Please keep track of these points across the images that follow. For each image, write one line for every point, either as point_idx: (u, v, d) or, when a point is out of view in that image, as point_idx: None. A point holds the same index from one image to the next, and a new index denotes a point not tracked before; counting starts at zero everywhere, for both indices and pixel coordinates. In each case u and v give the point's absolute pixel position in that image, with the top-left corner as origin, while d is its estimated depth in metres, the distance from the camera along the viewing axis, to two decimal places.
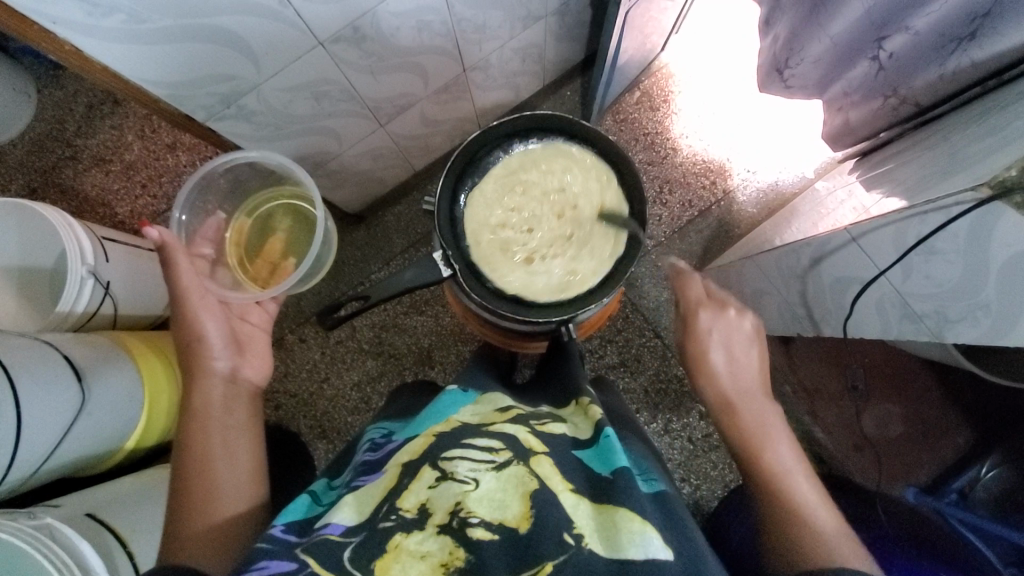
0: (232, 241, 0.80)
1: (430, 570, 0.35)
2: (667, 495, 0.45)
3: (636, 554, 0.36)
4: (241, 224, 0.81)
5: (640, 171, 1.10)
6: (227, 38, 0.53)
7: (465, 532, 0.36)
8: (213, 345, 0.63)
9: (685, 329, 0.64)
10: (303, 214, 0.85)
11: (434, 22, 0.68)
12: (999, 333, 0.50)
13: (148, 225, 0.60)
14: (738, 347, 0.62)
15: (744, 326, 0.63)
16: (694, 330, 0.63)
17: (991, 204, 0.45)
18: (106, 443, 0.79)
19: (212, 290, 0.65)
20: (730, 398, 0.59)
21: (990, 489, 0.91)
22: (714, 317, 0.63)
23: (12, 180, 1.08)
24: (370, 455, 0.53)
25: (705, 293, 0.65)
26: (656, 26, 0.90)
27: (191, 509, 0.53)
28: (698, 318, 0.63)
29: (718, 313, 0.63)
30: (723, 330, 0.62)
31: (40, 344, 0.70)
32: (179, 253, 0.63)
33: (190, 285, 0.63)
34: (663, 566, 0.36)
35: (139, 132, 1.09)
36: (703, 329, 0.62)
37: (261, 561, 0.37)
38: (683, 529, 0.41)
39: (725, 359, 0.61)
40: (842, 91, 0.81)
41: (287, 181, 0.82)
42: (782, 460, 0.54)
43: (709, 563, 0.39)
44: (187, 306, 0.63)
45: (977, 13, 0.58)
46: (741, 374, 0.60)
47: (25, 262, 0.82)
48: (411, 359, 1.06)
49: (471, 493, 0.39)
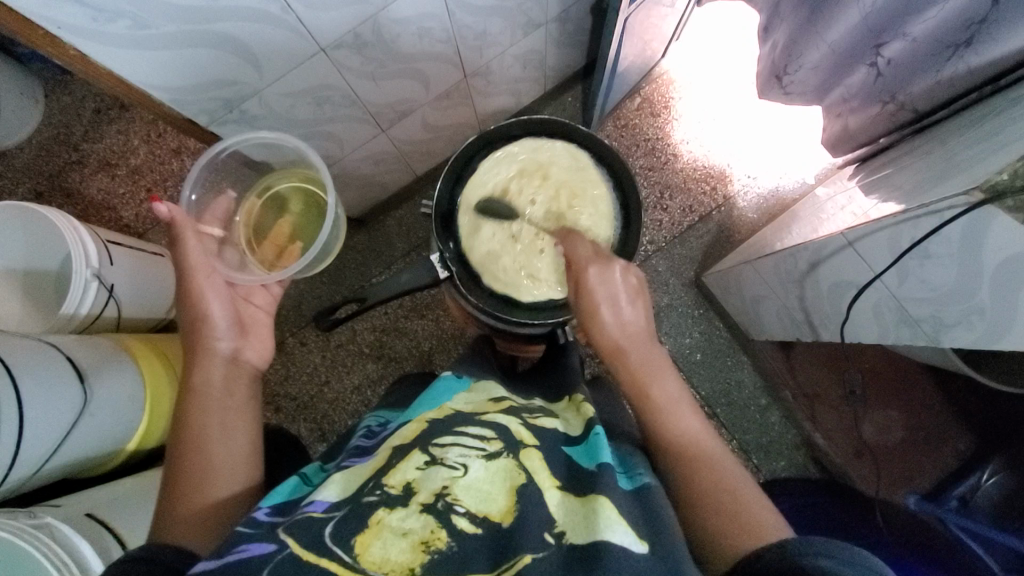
0: (241, 223, 0.78)
1: (410, 547, 0.35)
2: (649, 489, 0.45)
3: (611, 537, 0.37)
4: (252, 206, 0.79)
5: (640, 176, 1.10)
6: (230, 44, 0.54)
7: (450, 518, 0.37)
8: (216, 325, 0.64)
9: (576, 287, 0.61)
10: (315, 197, 0.81)
11: (435, 29, 0.69)
12: (993, 336, 0.50)
13: (159, 199, 0.61)
14: (626, 299, 0.59)
15: (628, 283, 0.60)
16: (584, 288, 0.60)
17: (982, 208, 0.46)
18: (107, 445, 0.79)
19: (220, 270, 0.66)
20: (622, 348, 0.58)
21: (991, 496, 0.91)
22: (599, 273, 0.60)
23: (19, 184, 1.09)
24: (364, 441, 0.54)
25: (591, 250, 0.63)
26: (656, 33, 0.91)
27: (184, 490, 0.53)
28: (588, 274, 0.60)
29: (607, 269, 0.60)
30: (611, 284, 0.60)
31: (43, 344, 0.70)
32: (189, 229, 0.64)
33: (198, 263, 0.64)
34: (637, 557, 0.36)
35: (145, 137, 1.10)
36: (590, 284, 0.59)
37: (241, 544, 0.37)
38: (665, 522, 0.40)
39: (614, 317, 0.59)
40: (840, 97, 0.82)
41: (298, 164, 0.80)
42: (670, 398, 0.55)
43: (687, 558, 0.38)
44: (193, 284, 0.64)
45: (972, 19, 0.58)
46: (628, 333, 0.58)
47: (31, 264, 0.83)
48: (411, 362, 1.07)
49: (459, 479, 0.39)
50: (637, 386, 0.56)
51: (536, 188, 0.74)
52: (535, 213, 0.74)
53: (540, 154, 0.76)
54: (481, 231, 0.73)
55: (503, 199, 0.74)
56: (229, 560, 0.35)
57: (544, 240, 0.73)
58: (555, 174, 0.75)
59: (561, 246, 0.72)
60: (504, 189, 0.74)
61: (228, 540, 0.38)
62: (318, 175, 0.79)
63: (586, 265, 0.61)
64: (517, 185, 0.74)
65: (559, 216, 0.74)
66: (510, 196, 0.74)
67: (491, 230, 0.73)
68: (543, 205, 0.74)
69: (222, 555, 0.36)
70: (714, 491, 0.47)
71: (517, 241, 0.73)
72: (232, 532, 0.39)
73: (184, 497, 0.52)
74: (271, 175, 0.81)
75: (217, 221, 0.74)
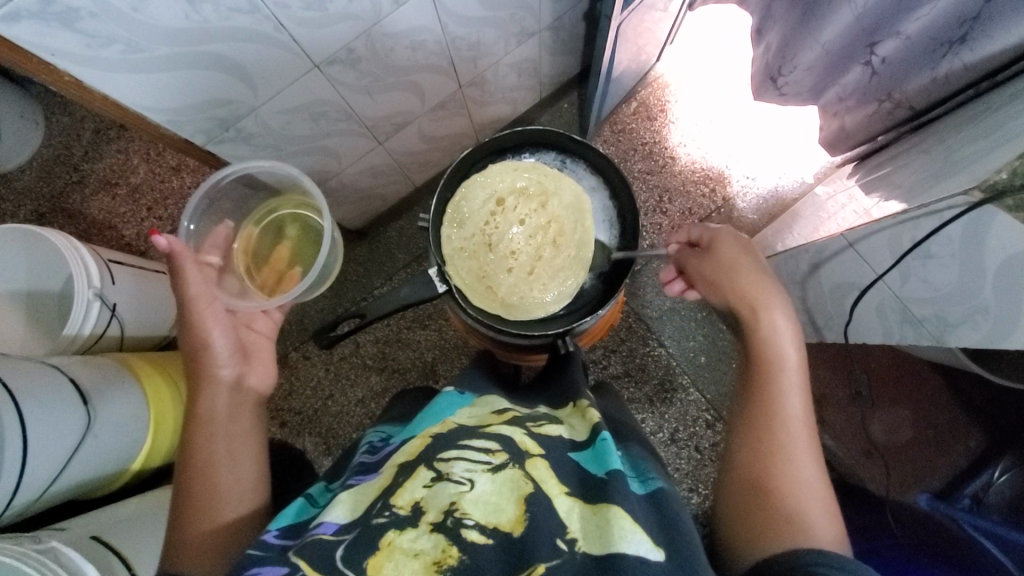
0: (239, 249, 0.77)
1: (422, 567, 0.35)
2: (664, 493, 0.44)
3: (626, 547, 0.36)
4: (248, 233, 0.79)
5: (638, 181, 1.10)
6: (223, 64, 0.54)
7: (459, 533, 0.36)
8: (219, 354, 0.63)
9: (706, 256, 0.63)
10: (311, 223, 0.81)
11: (429, 41, 0.69)
12: (998, 337, 0.49)
13: (157, 233, 0.60)
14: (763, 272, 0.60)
15: (752, 254, 0.62)
16: (717, 259, 0.62)
17: (982, 207, 0.46)
18: (111, 466, 0.79)
19: (221, 299, 0.66)
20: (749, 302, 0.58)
21: (1003, 494, 0.88)
22: (727, 247, 0.62)
23: (20, 207, 1.10)
24: (368, 457, 0.54)
25: (725, 229, 0.64)
26: (650, 37, 0.91)
27: (192, 515, 0.54)
28: (718, 249, 0.63)
29: (738, 242, 0.63)
30: (748, 257, 0.61)
31: (47, 367, 0.71)
32: (188, 260, 0.63)
33: (197, 295, 0.63)
34: (652, 564, 0.36)
35: (145, 156, 1.11)
36: (724, 253, 0.62)
37: (252, 567, 0.36)
38: (679, 529, 0.40)
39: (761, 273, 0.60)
40: (836, 97, 0.82)
41: (293, 190, 0.80)
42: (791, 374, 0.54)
43: (704, 565, 0.39)
44: (192, 314, 0.62)
45: (966, 16, 0.58)
46: (761, 283, 0.59)
47: (34, 286, 0.83)
48: (414, 373, 1.06)
49: (466, 493, 0.39)
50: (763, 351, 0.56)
51: (531, 210, 0.74)
52: (521, 233, 0.74)
53: (548, 181, 0.76)
54: (464, 225, 0.75)
55: (496, 207, 0.75)
56: None
57: (518, 261, 0.74)
58: (554, 207, 0.75)
59: (527, 273, 0.74)
60: (499, 198, 0.75)
61: (238, 562, 0.38)
62: (315, 201, 0.79)
63: (718, 236, 0.64)
64: (513, 200, 0.75)
65: (541, 244, 0.74)
66: (503, 207, 0.75)
67: (472, 227, 0.74)
68: (532, 225, 0.74)
69: None
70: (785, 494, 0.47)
71: (493, 250, 0.74)
72: (242, 554, 0.39)
73: (194, 518, 0.53)
74: (266, 202, 0.80)
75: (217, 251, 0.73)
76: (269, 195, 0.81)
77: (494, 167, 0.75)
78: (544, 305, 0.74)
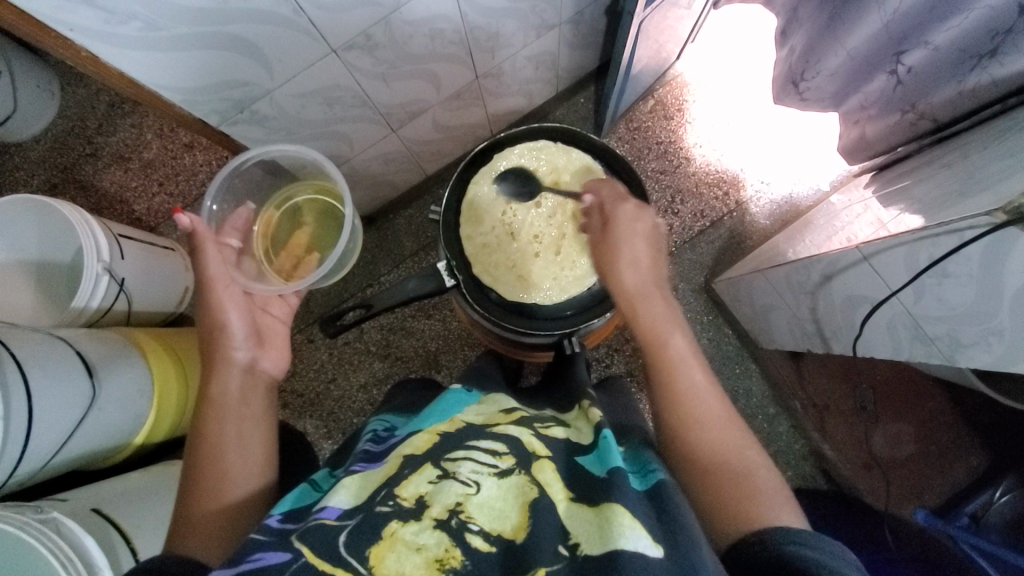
0: (259, 231, 0.77)
1: (424, 564, 0.35)
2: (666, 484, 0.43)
3: (625, 543, 0.35)
4: (268, 217, 0.79)
5: (651, 180, 1.09)
6: (239, 45, 0.54)
7: (464, 537, 0.36)
8: (235, 336, 0.63)
9: (601, 228, 0.66)
10: (330, 211, 0.82)
11: (447, 30, 0.69)
12: (1010, 361, 0.49)
13: (182, 210, 0.60)
14: (650, 248, 0.62)
15: (651, 229, 0.64)
16: (610, 231, 0.64)
17: (1005, 229, 0.45)
18: (116, 439, 0.80)
19: (238, 280, 0.66)
20: (635, 291, 0.60)
21: (1003, 514, 0.89)
22: (636, 218, 0.64)
23: (34, 175, 1.10)
24: (372, 446, 0.53)
25: (616, 194, 0.67)
26: (672, 35, 0.89)
27: (199, 494, 0.53)
28: (614, 219, 0.64)
29: (626, 210, 0.64)
30: (642, 227, 0.64)
31: (56, 339, 0.71)
32: (209, 242, 0.64)
33: (217, 275, 0.63)
34: (652, 562, 0.35)
35: (158, 131, 1.11)
36: (622, 226, 0.63)
37: (256, 551, 0.36)
38: (685, 527, 0.39)
39: (638, 256, 0.62)
40: (858, 105, 0.81)
41: (314, 177, 0.81)
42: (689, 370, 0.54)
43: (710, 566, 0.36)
44: (211, 295, 0.63)
45: (998, 29, 0.57)
46: (641, 269, 0.61)
47: (43, 256, 0.84)
48: (417, 362, 1.07)
49: (472, 496, 0.39)
50: (647, 335, 0.57)
51: (546, 190, 0.74)
52: (540, 216, 0.74)
53: (557, 158, 0.75)
54: (481, 222, 0.74)
55: (510, 195, 0.75)
56: (245, 567, 0.34)
57: (542, 245, 0.74)
58: (568, 181, 0.75)
59: (555, 255, 0.74)
60: (513, 184, 0.75)
61: (243, 546, 0.38)
62: (334, 189, 0.80)
63: (615, 208, 0.65)
64: (526, 184, 0.75)
65: (562, 222, 0.74)
66: (518, 193, 0.75)
67: (491, 220, 0.74)
68: (551, 206, 0.74)
69: (236, 562, 0.36)
70: (735, 474, 0.45)
71: (516, 239, 0.74)
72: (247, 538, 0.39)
73: (200, 496, 0.53)
74: (287, 188, 0.81)
75: (236, 232, 0.72)
76: (289, 180, 0.81)
77: (500, 156, 0.75)
78: (570, 286, 0.73)
